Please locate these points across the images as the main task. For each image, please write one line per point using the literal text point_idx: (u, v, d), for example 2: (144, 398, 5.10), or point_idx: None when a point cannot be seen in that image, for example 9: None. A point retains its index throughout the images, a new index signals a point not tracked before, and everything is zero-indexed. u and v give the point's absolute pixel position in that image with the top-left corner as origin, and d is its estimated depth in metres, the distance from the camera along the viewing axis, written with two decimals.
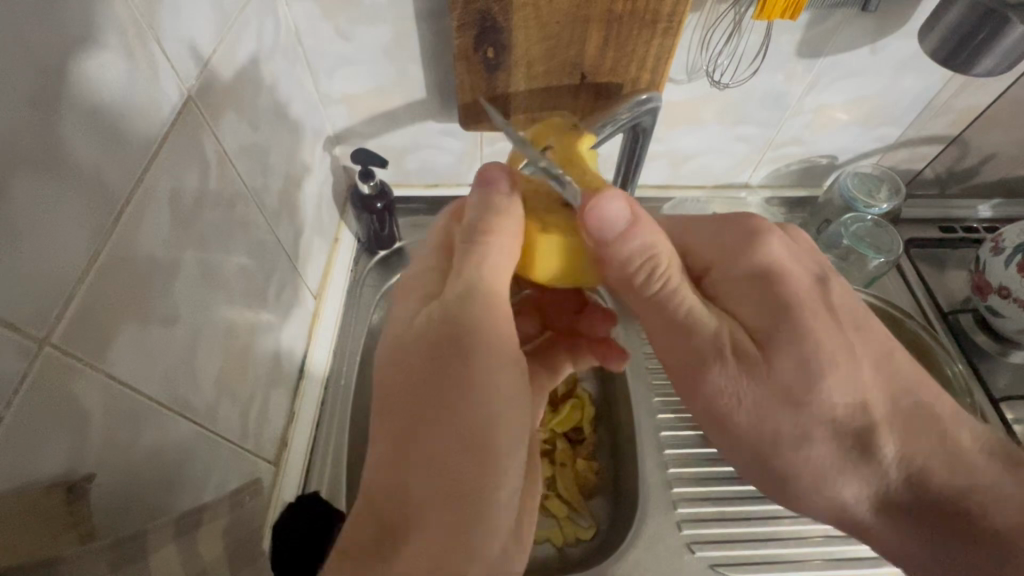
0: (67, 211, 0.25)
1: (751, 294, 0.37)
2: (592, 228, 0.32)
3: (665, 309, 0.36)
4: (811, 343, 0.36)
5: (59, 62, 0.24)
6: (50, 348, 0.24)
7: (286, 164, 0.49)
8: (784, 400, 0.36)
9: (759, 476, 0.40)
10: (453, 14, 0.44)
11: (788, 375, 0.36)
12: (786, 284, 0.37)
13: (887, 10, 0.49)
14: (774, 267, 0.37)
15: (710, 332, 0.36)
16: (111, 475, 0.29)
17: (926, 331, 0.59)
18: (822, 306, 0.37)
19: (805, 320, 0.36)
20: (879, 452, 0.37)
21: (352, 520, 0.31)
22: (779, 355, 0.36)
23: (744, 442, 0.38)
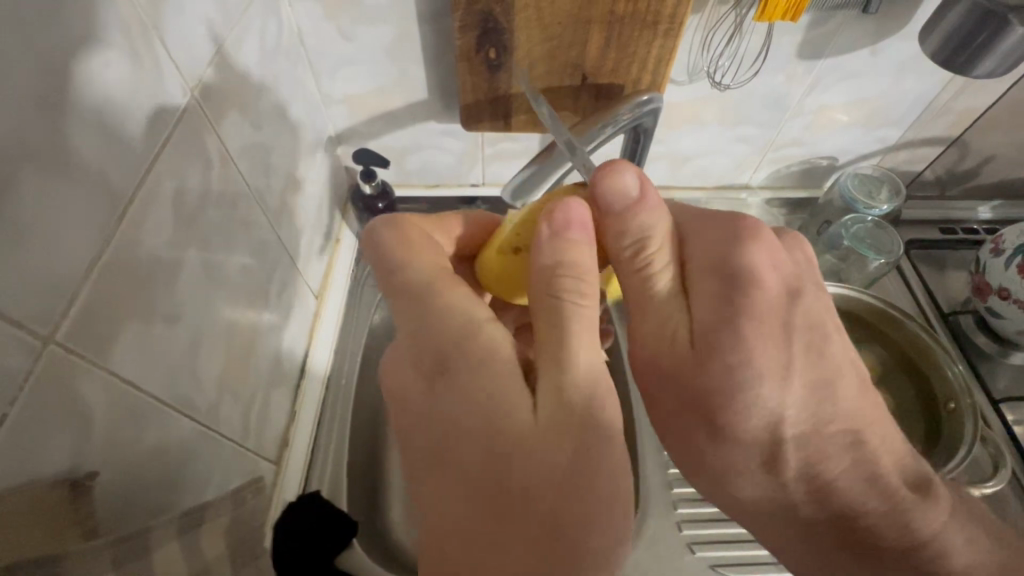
0: (72, 210, 0.25)
1: (706, 292, 0.33)
2: (603, 195, 0.33)
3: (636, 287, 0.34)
4: (749, 356, 0.32)
5: (64, 61, 0.24)
6: (54, 346, 0.24)
7: (288, 164, 0.49)
8: (700, 400, 0.34)
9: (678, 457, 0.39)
10: (455, 15, 0.45)
11: (710, 380, 0.33)
12: (752, 292, 0.32)
13: (887, 12, 0.49)
14: (744, 274, 0.32)
15: (657, 321, 0.34)
16: (114, 473, 0.29)
17: (927, 334, 0.56)
18: (779, 319, 0.33)
19: (751, 331, 0.32)
20: (784, 466, 0.35)
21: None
22: (710, 361, 0.33)
23: (665, 423, 0.37)
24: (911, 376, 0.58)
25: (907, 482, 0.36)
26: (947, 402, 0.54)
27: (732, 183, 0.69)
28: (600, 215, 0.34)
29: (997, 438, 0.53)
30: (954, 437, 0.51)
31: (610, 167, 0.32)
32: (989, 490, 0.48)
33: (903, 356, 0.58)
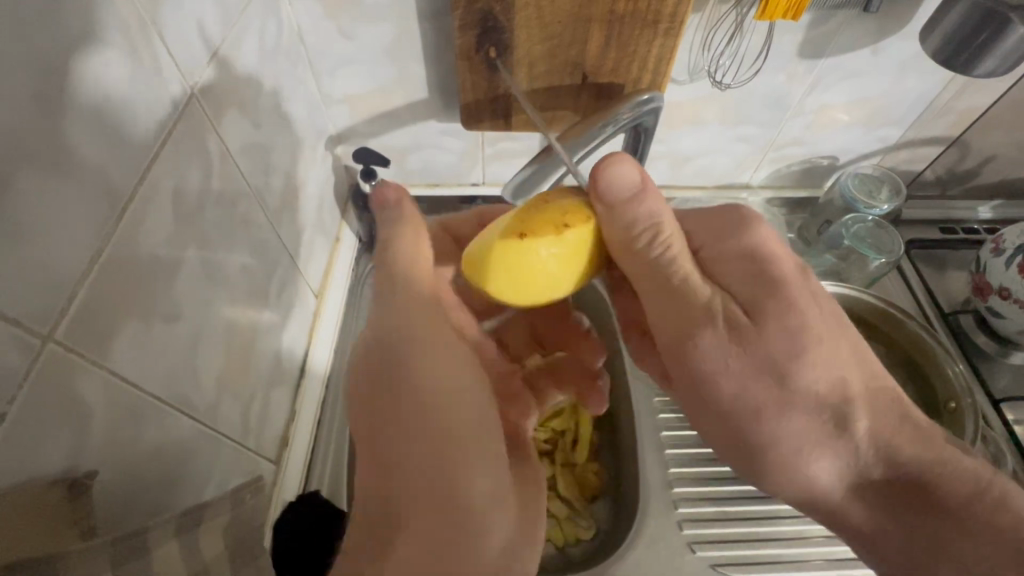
0: (71, 208, 0.25)
1: (736, 266, 0.35)
2: (607, 184, 0.33)
3: (658, 274, 0.34)
4: (802, 318, 0.34)
5: (62, 59, 0.24)
6: (53, 345, 0.24)
7: (288, 163, 0.49)
8: (761, 368, 0.34)
9: (726, 441, 0.37)
10: (455, 14, 0.44)
11: (774, 344, 0.33)
12: (781, 261, 0.35)
13: (888, 11, 0.49)
14: (767, 247, 0.35)
15: (700, 300, 0.34)
16: (114, 472, 0.29)
17: (928, 334, 0.56)
18: (809, 288, 0.35)
19: (795, 292, 0.34)
20: (852, 427, 0.35)
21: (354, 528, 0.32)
22: (768, 326, 0.33)
23: (720, 411, 0.36)
24: (911, 376, 0.57)
25: (908, 482, 0.36)
26: (948, 402, 0.54)
27: (732, 183, 0.69)
28: (604, 208, 0.33)
29: (997, 438, 0.53)
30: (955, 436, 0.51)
31: (612, 155, 0.33)
32: None
33: (903, 356, 0.58)
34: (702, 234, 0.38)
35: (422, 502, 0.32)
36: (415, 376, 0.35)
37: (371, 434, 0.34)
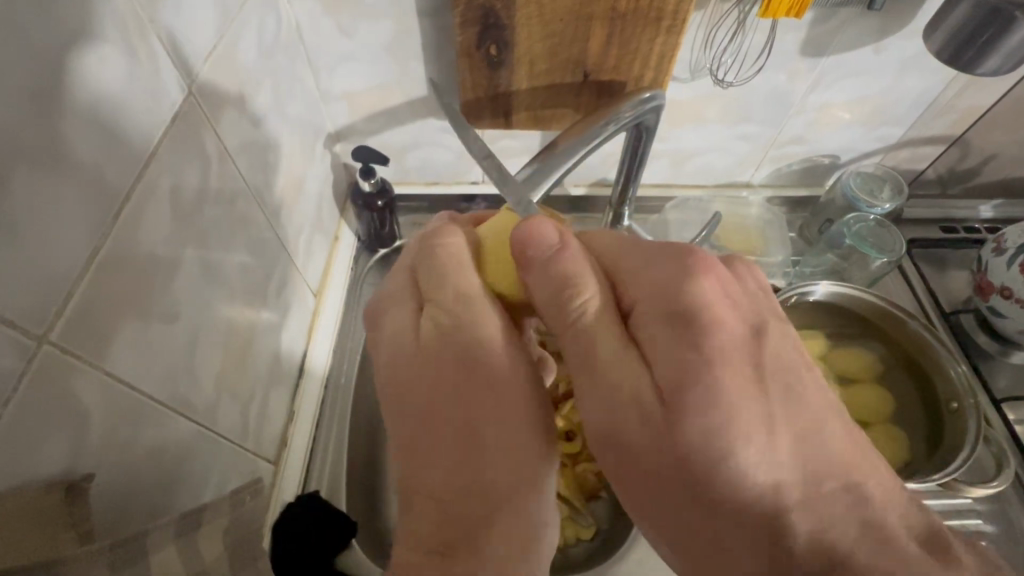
0: (67, 208, 0.24)
1: (657, 317, 0.28)
2: (523, 247, 0.30)
3: (564, 324, 0.30)
4: (728, 395, 0.25)
5: (58, 56, 0.23)
6: (49, 346, 0.24)
7: (286, 161, 0.48)
8: (682, 470, 0.26)
9: (657, 524, 0.28)
10: (456, 11, 0.44)
11: (694, 442, 0.26)
12: (716, 320, 0.26)
13: (893, 8, 0.49)
14: (697, 300, 0.27)
15: (598, 347, 0.28)
16: (111, 474, 0.28)
17: (928, 333, 0.56)
18: (746, 361, 0.26)
19: (718, 359, 0.26)
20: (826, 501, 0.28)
21: (424, 526, 0.29)
22: (683, 395, 0.26)
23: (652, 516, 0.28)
24: (915, 377, 0.57)
25: None
26: (951, 402, 0.54)
27: (733, 182, 0.69)
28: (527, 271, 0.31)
29: (998, 436, 0.53)
30: (957, 435, 0.51)
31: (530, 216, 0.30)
32: (992, 489, 0.48)
33: (904, 355, 0.58)
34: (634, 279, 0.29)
35: (515, 512, 0.29)
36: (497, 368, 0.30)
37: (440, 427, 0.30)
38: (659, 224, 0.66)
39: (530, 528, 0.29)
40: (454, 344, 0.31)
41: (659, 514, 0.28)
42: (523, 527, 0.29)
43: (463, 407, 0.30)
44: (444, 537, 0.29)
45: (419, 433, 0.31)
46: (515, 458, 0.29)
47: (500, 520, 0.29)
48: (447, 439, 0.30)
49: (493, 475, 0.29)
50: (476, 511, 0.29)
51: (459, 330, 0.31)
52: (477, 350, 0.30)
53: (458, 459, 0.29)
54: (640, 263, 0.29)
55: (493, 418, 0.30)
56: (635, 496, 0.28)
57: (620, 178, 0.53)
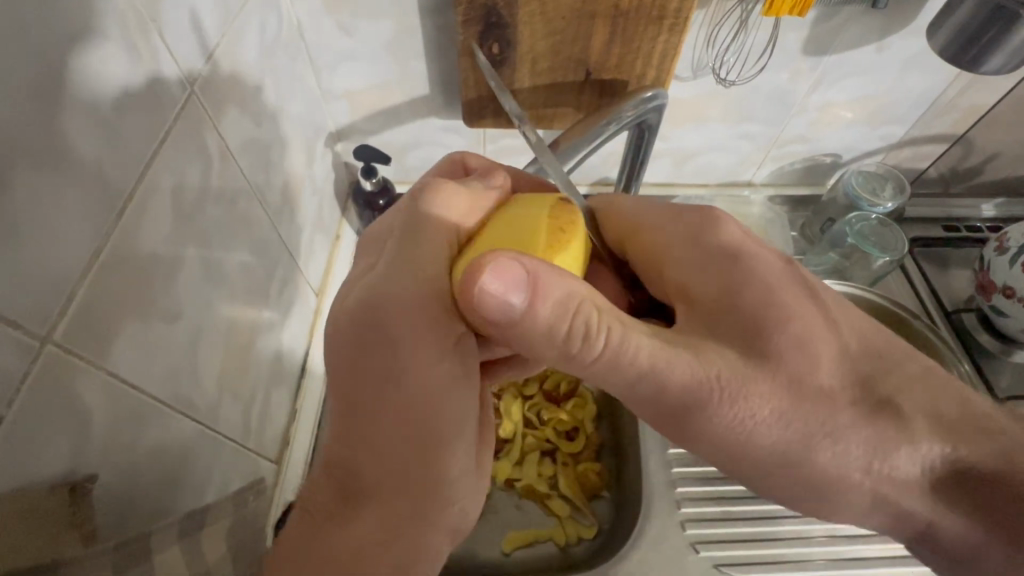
0: (68, 209, 0.24)
1: (709, 287, 0.32)
2: (488, 306, 0.27)
3: (618, 368, 0.30)
4: (798, 333, 0.31)
5: (59, 53, 0.23)
6: (51, 346, 0.24)
7: (286, 161, 0.48)
8: (791, 405, 0.31)
9: (772, 480, 0.34)
10: (458, 9, 0.44)
11: (793, 365, 0.31)
12: (757, 258, 0.33)
13: (897, 7, 0.49)
14: (737, 245, 0.34)
15: (688, 365, 0.30)
16: (114, 475, 0.28)
17: (931, 332, 0.56)
18: (796, 282, 0.33)
19: (783, 293, 0.32)
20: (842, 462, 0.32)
21: (315, 485, 0.34)
22: (773, 363, 0.31)
23: (763, 460, 0.33)
24: None
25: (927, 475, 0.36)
26: None
27: (734, 181, 0.68)
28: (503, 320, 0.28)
29: None
30: None
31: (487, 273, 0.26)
32: None
33: None
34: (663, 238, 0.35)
35: (396, 495, 0.32)
36: (404, 368, 0.31)
37: (352, 409, 0.32)
38: None
39: (407, 509, 0.32)
40: (352, 345, 0.32)
41: (775, 473, 0.33)
42: (398, 509, 0.32)
43: (352, 405, 0.32)
44: (324, 500, 0.33)
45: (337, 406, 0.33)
46: (394, 455, 0.32)
47: (379, 494, 0.32)
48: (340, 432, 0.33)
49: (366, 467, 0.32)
50: (349, 497, 0.32)
51: (354, 329, 0.32)
52: (370, 354, 0.31)
53: (359, 439, 0.32)
54: (666, 229, 0.36)
55: (382, 418, 0.31)
56: (737, 448, 0.32)
57: (622, 177, 0.53)
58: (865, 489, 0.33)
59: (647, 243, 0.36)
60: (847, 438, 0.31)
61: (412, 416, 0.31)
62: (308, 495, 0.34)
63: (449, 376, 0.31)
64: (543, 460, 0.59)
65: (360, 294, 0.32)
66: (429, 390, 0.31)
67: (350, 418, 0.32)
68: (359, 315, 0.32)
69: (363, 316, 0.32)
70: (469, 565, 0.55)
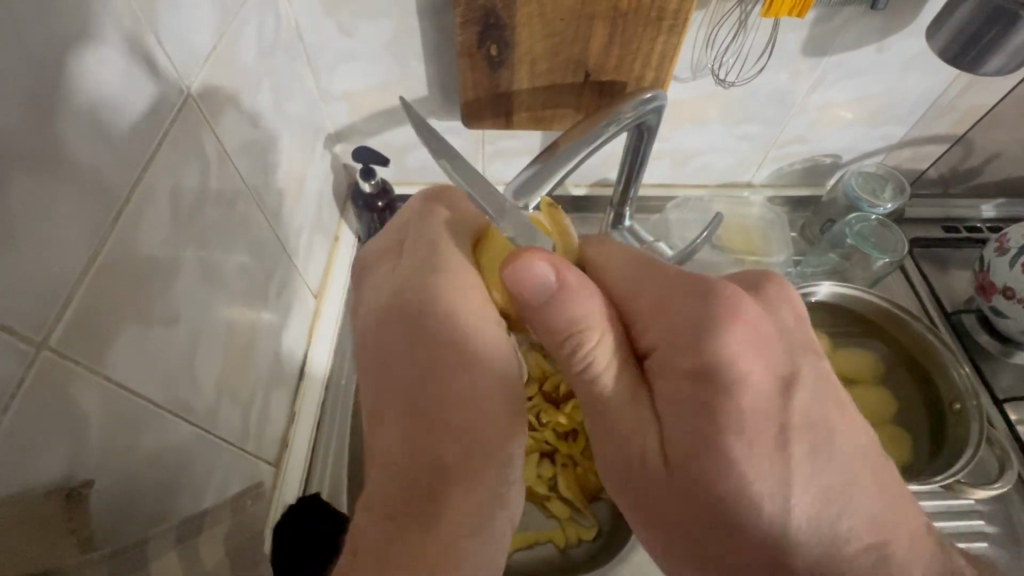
0: (66, 214, 0.24)
1: (670, 389, 0.31)
2: (518, 292, 0.29)
3: (589, 393, 0.33)
4: (738, 469, 0.28)
5: (56, 56, 0.23)
6: (47, 351, 0.24)
7: (285, 163, 0.48)
8: (705, 517, 0.29)
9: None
10: (457, 11, 0.44)
11: (714, 500, 0.29)
12: (727, 393, 0.29)
13: (897, 7, 0.49)
14: (715, 364, 0.29)
15: (626, 425, 0.32)
16: (112, 479, 0.28)
17: (932, 334, 0.56)
18: (774, 417, 0.29)
19: (739, 432, 0.28)
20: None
21: (374, 486, 0.30)
22: (707, 485, 0.29)
23: (680, 555, 0.31)
24: (914, 375, 0.57)
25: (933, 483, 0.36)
26: (953, 402, 0.53)
27: (733, 181, 0.68)
28: (525, 307, 0.31)
29: (1002, 438, 0.53)
30: (960, 436, 0.51)
31: (528, 260, 0.29)
32: (995, 491, 0.48)
33: (906, 357, 0.58)
34: (651, 319, 0.32)
35: (475, 483, 0.30)
36: (466, 363, 0.31)
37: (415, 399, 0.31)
38: (661, 223, 0.66)
39: (490, 496, 0.30)
40: (401, 345, 0.32)
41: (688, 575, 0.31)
42: (480, 496, 0.29)
43: (414, 401, 0.31)
44: (391, 500, 0.29)
45: (388, 406, 0.31)
46: (468, 445, 0.30)
47: (457, 481, 0.29)
48: (396, 434, 0.30)
49: (448, 458, 0.30)
50: (423, 490, 0.29)
51: (386, 336, 0.33)
52: (414, 352, 0.32)
53: (425, 431, 0.30)
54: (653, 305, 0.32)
55: (445, 405, 0.30)
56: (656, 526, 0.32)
57: (621, 178, 0.53)
58: None
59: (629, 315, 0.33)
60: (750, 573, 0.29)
61: (483, 413, 0.31)
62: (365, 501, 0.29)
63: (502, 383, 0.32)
64: (542, 461, 0.58)
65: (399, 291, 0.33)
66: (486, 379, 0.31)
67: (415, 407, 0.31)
68: (393, 322, 0.33)
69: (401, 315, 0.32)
70: None
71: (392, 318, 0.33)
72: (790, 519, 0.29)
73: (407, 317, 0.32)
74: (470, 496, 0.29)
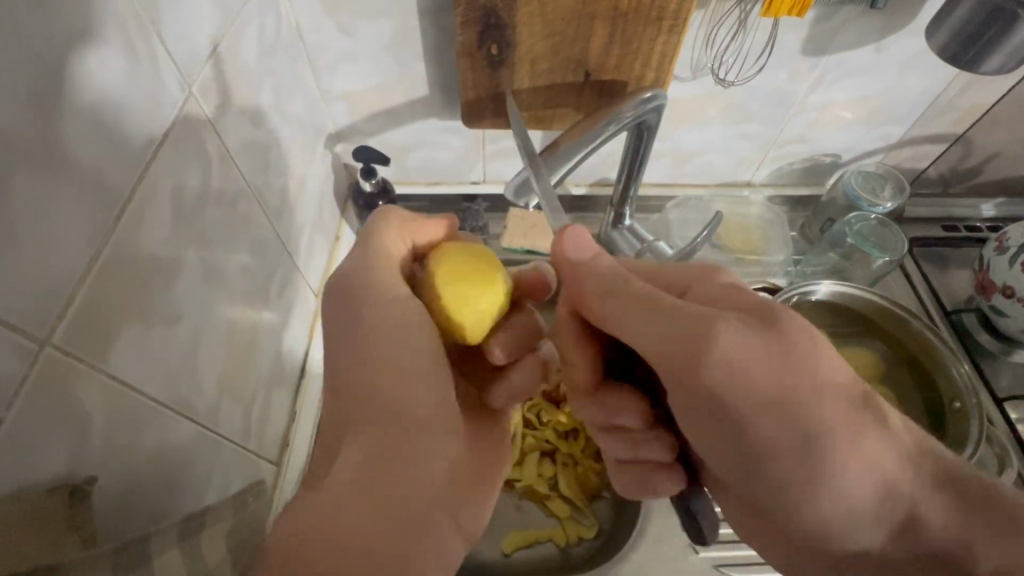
0: (69, 213, 0.24)
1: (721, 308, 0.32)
2: (573, 248, 0.36)
3: (648, 302, 0.33)
4: (805, 327, 0.30)
5: (58, 56, 0.23)
6: (50, 349, 0.24)
7: (286, 162, 0.48)
8: (791, 358, 0.29)
9: (776, 458, 0.30)
10: (457, 10, 0.44)
11: (797, 339, 0.29)
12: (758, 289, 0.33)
13: (896, 6, 0.49)
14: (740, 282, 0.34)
15: (694, 310, 0.31)
16: (114, 477, 0.28)
17: (932, 333, 0.56)
18: None
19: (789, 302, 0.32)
20: (830, 408, 0.29)
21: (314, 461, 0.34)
22: (787, 335, 0.29)
23: (766, 419, 0.29)
24: (914, 374, 0.57)
25: None
26: (952, 401, 0.54)
27: (733, 181, 0.69)
28: (568, 268, 0.37)
29: (1000, 437, 0.53)
30: (960, 435, 0.51)
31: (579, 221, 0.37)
32: None
33: (906, 356, 0.58)
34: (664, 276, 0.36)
35: (384, 460, 0.32)
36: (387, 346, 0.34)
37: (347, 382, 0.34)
38: (660, 223, 0.66)
39: (396, 475, 0.32)
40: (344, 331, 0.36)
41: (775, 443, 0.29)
42: (385, 472, 0.32)
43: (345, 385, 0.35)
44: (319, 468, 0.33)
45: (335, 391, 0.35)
46: (383, 425, 0.33)
47: (366, 457, 0.32)
48: (330, 419, 0.35)
49: (364, 435, 0.33)
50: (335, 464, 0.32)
51: (336, 321, 0.36)
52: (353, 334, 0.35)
53: (352, 410, 0.34)
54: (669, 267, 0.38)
55: (368, 386, 0.34)
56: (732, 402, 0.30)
57: (621, 177, 0.53)
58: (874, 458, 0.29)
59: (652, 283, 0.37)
60: (832, 402, 0.29)
61: (396, 395, 0.33)
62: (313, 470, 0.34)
63: (426, 366, 0.34)
64: (542, 460, 0.59)
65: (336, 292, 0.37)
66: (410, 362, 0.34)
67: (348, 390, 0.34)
68: (341, 309, 0.36)
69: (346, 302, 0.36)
70: (468, 564, 0.55)
71: (336, 314, 0.36)
72: (858, 402, 0.29)
73: (351, 304, 0.36)
74: (376, 469, 0.32)
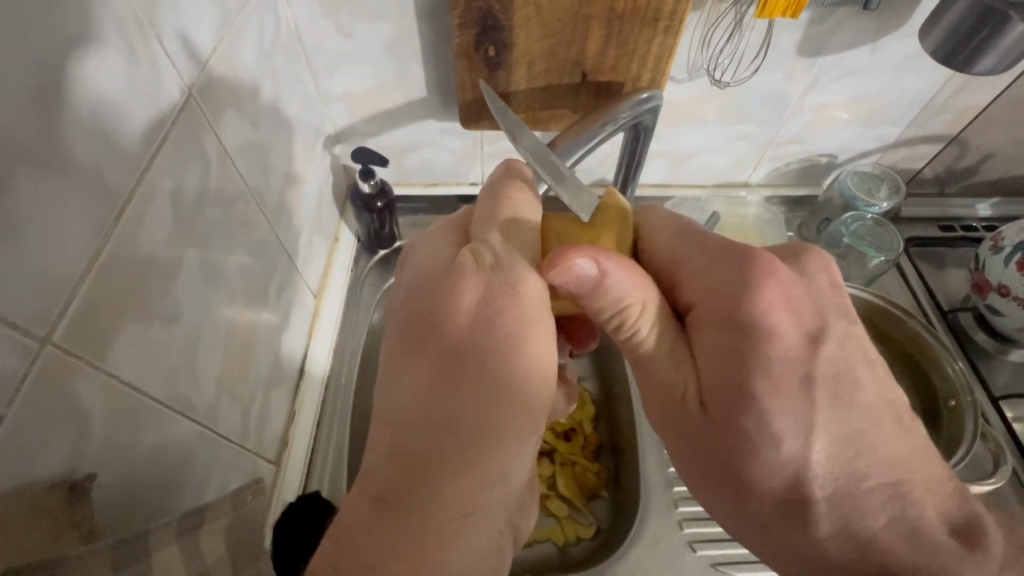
0: (71, 214, 0.25)
1: (711, 354, 0.33)
2: (572, 281, 0.32)
3: (634, 355, 0.37)
4: (761, 417, 0.32)
5: (59, 59, 0.24)
6: (50, 347, 0.24)
7: (286, 163, 0.48)
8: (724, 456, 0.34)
9: (713, 510, 0.38)
10: (454, 13, 0.44)
11: (737, 437, 0.33)
12: (766, 343, 0.32)
13: (889, 7, 0.49)
14: (752, 319, 0.32)
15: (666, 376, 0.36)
16: (113, 476, 0.28)
17: (928, 332, 0.56)
18: (801, 366, 0.32)
19: (760, 383, 0.32)
20: (758, 504, 0.35)
21: (376, 458, 0.30)
22: (740, 420, 0.33)
23: (709, 492, 0.37)
24: (911, 372, 0.57)
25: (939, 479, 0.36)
26: (948, 399, 0.54)
27: (731, 181, 0.69)
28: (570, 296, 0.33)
29: (996, 434, 0.54)
30: (954, 434, 0.51)
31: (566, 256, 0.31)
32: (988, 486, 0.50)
33: (902, 355, 0.58)
34: (695, 287, 0.35)
35: (473, 467, 0.30)
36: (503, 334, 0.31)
37: (439, 368, 0.31)
38: None
39: (481, 482, 0.30)
40: (444, 304, 0.32)
41: (712, 499, 0.37)
42: (471, 482, 0.30)
43: (406, 392, 0.31)
44: (390, 479, 0.29)
45: (410, 369, 0.31)
46: (477, 430, 0.30)
47: (451, 465, 0.29)
48: (402, 408, 0.30)
49: (455, 431, 0.30)
50: (420, 470, 0.29)
51: (444, 285, 0.32)
52: (461, 320, 0.31)
53: (440, 397, 0.30)
54: (703, 279, 0.34)
55: (466, 379, 0.30)
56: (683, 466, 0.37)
57: (618, 179, 0.53)
58: (788, 546, 0.35)
59: (674, 279, 0.36)
60: (762, 499, 0.34)
61: (498, 402, 0.31)
62: (367, 468, 0.30)
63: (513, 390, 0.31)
64: (542, 460, 0.59)
65: (481, 255, 0.33)
66: (508, 360, 0.31)
67: (439, 377, 0.31)
68: (459, 273, 0.32)
69: (490, 268, 0.32)
70: None
71: (439, 277, 0.33)
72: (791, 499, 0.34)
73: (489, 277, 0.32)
74: (465, 476, 0.29)
